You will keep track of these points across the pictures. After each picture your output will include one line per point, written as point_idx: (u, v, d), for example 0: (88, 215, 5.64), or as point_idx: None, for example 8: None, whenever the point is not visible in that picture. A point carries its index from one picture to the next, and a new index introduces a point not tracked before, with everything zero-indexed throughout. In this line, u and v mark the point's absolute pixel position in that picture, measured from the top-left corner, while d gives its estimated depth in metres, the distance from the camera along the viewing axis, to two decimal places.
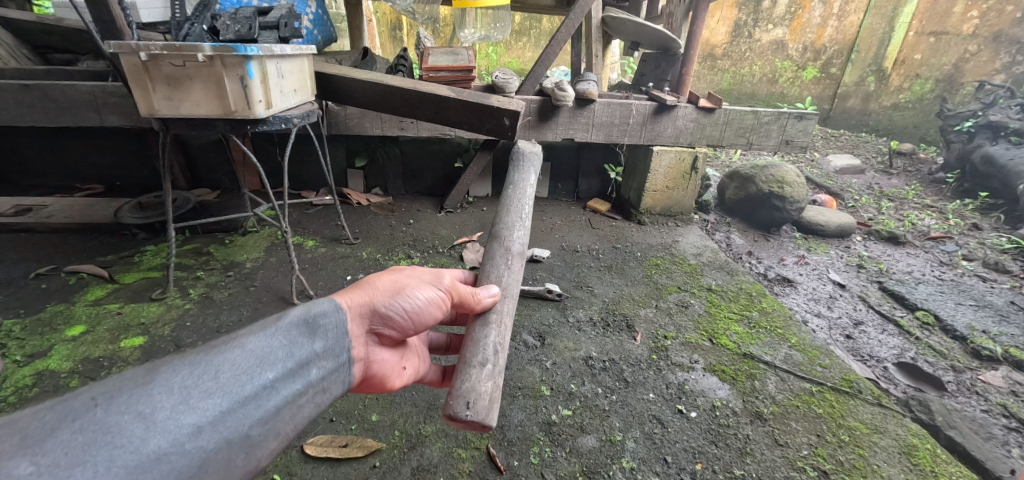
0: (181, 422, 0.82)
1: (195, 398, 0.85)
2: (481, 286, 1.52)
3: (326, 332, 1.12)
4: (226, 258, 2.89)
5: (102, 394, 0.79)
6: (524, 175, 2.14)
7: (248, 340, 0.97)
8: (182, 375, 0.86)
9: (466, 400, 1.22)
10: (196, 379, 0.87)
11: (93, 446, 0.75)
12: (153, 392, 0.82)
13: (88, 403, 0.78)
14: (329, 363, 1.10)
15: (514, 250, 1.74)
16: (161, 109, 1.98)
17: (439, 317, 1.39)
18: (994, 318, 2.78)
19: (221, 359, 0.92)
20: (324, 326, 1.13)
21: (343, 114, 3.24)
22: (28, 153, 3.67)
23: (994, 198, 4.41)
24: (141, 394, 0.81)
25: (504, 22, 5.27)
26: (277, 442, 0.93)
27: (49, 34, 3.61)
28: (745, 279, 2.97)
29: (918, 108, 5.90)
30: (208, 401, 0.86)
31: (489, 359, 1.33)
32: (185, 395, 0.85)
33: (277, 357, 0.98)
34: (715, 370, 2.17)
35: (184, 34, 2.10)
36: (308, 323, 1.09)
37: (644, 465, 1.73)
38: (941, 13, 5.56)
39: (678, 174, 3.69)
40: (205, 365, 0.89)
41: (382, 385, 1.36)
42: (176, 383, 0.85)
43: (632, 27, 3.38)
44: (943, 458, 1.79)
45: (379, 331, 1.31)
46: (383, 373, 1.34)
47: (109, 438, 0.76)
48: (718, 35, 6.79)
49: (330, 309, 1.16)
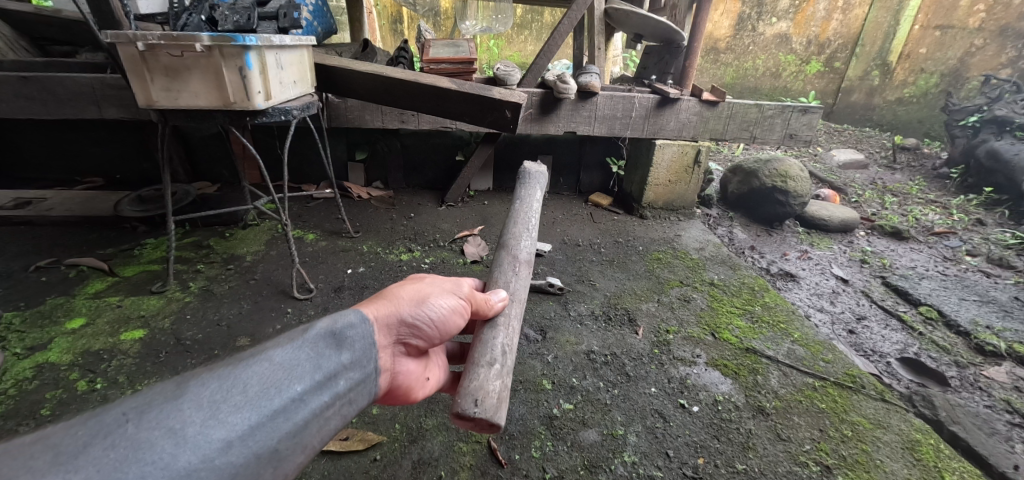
0: (211, 437, 0.81)
1: (225, 412, 0.84)
2: (489, 290, 1.51)
3: (353, 344, 1.10)
4: (227, 251, 2.88)
5: (132, 409, 0.79)
6: (531, 190, 2.13)
7: (276, 353, 0.97)
8: (211, 389, 0.86)
9: (474, 398, 1.20)
10: (224, 395, 0.86)
11: (125, 462, 0.74)
12: (183, 407, 0.82)
13: (119, 418, 0.78)
14: (356, 374, 1.08)
15: (522, 258, 1.74)
16: (164, 101, 1.96)
17: (460, 326, 1.37)
18: (998, 313, 2.76)
19: (249, 373, 0.91)
20: (351, 337, 1.10)
21: (343, 106, 3.21)
22: (27, 146, 3.66)
23: (999, 194, 4.37)
24: (171, 409, 0.81)
25: (506, 13, 5.25)
26: (304, 456, 0.93)
27: (47, 25, 3.58)
28: (748, 274, 2.95)
29: (923, 103, 5.89)
30: (237, 415, 0.85)
31: (497, 359, 1.32)
32: (214, 409, 0.84)
33: (305, 372, 0.97)
34: (718, 365, 2.16)
35: (181, 24, 2.06)
36: (335, 335, 1.07)
37: (646, 459, 1.72)
38: (947, 6, 5.50)
39: (681, 167, 3.63)
40: (233, 379, 0.89)
41: (406, 397, 1.34)
42: (205, 397, 0.84)
43: (636, 18, 3.31)
44: (946, 454, 1.78)
45: (406, 341, 1.28)
46: (408, 385, 1.31)
47: (141, 454, 0.75)
48: (722, 28, 6.59)
49: (358, 321, 1.14)
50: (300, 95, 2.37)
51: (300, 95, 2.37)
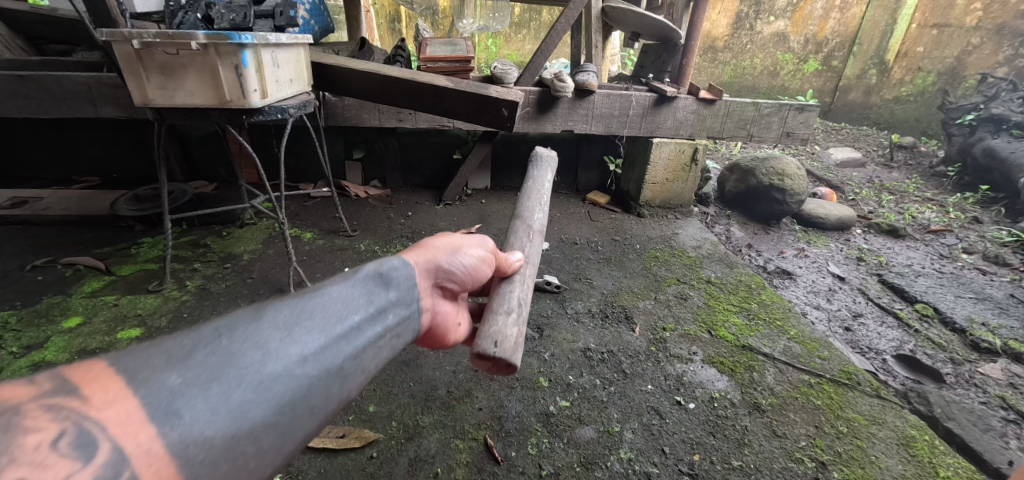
0: (289, 352, 0.81)
1: (299, 332, 0.85)
2: (506, 253, 1.60)
3: (399, 284, 1.11)
4: (224, 250, 2.88)
5: (223, 326, 0.80)
6: (541, 171, 2.17)
7: (334, 287, 0.98)
8: (285, 313, 0.87)
9: (494, 340, 1.26)
10: (295, 318, 0.87)
11: (222, 367, 0.74)
12: (263, 326, 0.83)
13: (214, 333, 0.79)
14: (404, 311, 1.08)
15: (535, 228, 1.80)
16: (156, 98, 1.96)
17: (487, 276, 1.41)
18: (994, 310, 2.77)
19: (315, 301, 0.92)
20: (398, 278, 1.11)
21: (340, 105, 3.21)
22: (24, 145, 3.65)
23: (995, 192, 4.39)
24: (254, 327, 0.82)
25: (504, 12, 5.23)
26: (364, 378, 0.92)
27: (43, 24, 3.58)
28: (745, 272, 2.95)
29: (920, 102, 5.87)
30: (309, 335, 0.86)
31: (514, 309, 1.39)
32: (289, 329, 0.85)
33: (358, 305, 0.97)
34: (714, 362, 2.17)
35: (177, 23, 2.06)
36: (382, 276, 1.08)
37: (643, 456, 1.73)
38: (944, 5, 5.51)
39: (679, 166, 3.64)
40: (302, 306, 0.90)
41: (441, 340, 1.32)
42: (281, 319, 0.85)
43: (633, 17, 3.32)
44: (941, 450, 1.78)
45: (442, 285, 1.29)
46: (446, 327, 1.30)
47: (234, 361, 0.76)
48: (720, 27, 6.71)
49: (401, 264, 1.15)
50: (295, 93, 2.37)
51: (295, 92, 2.37)
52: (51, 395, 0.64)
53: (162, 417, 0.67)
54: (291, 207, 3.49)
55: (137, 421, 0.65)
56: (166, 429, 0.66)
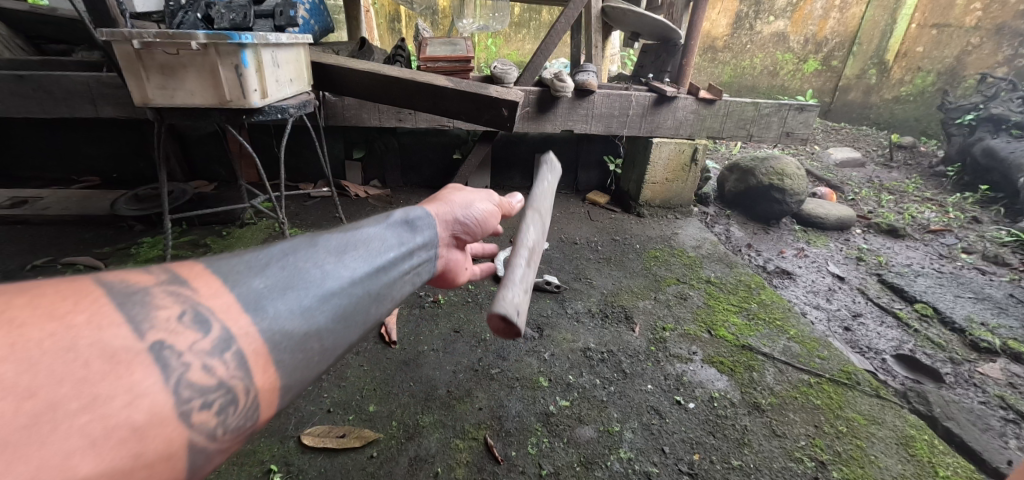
0: (342, 273, 0.95)
1: (348, 259, 0.99)
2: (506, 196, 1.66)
3: (422, 231, 1.26)
4: (224, 250, 2.88)
5: (289, 247, 0.92)
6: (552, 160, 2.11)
7: (370, 227, 1.12)
8: (335, 243, 1.00)
9: (515, 310, 1.15)
10: (344, 248, 1.01)
11: (295, 278, 0.87)
12: (320, 251, 0.96)
13: (282, 252, 0.90)
14: (424, 254, 1.24)
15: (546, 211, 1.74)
16: (156, 98, 1.96)
17: (493, 228, 1.54)
18: (993, 310, 2.78)
19: (357, 237, 1.06)
20: (419, 225, 1.26)
21: (340, 105, 3.21)
22: (23, 145, 3.65)
23: (994, 192, 4.39)
24: (313, 251, 0.94)
25: (504, 11, 5.24)
26: (393, 305, 1.08)
27: (43, 24, 3.58)
28: (745, 272, 2.95)
29: (920, 101, 5.86)
30: (355, 263, 1.00)
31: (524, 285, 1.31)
32: (340, 256, 0.98)
33: (390, 244, 1.12)
34: (714, 362, 2.17)
35: (178, 23, 2.07)
36: (407, 223, 1.23)
37: (643, 455, 1.73)
38: (944, 5, 5.51)
39: (678, 166, 3.66)
40: (347, 239, 1.03)
41: (456, 281, 1.49)
42: (333, 248, 0.99)
43: (633, 17, 3.32)
44: (940, 450, 1.79)
45: (455, 236, 1.43)
46: (459, 271, 1.45)
47: (304, 275, 0.89)
48: (719, 27, 6.77)
49: (421, 215, 1.29)
50: (295, 92, 2.37)
51: (295, 92, 2.37)
52: (171, 284, 0.75)
53: (253, 309, 0.79)
54: (291, 207, 3.49)
55: (236, 310, 0.77)
56: (259, 318, 0.78)
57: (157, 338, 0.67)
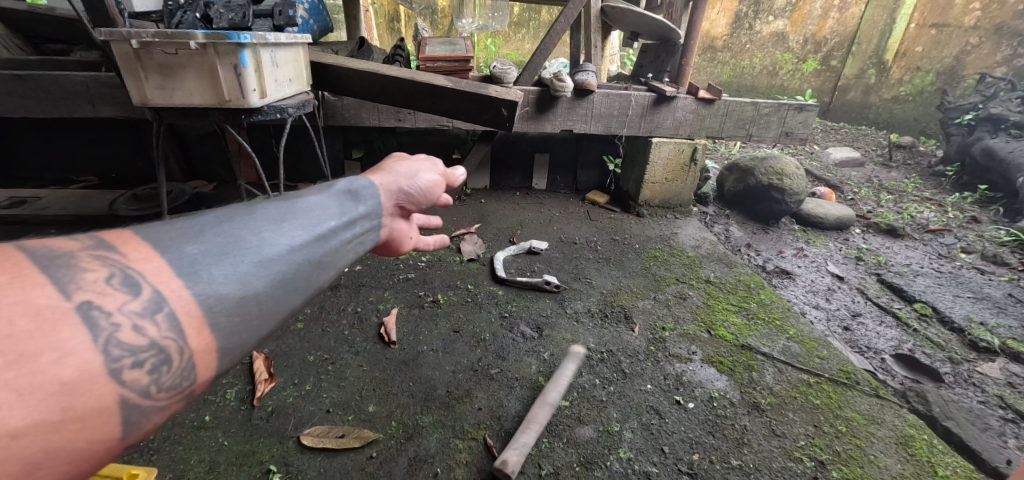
0: (279, 242, 0.91)
1: (286, 227, 0.95)
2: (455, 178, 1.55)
3: (371, 200, 1.19)
4: None
5: (223, 215, 0.90)
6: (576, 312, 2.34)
7: (313, 196, 1.07)
8: (273, 211, 0.96)
9: None
10: (280, 215, 0.96)
11: (227, 247, 0.85)
12: (256, 218, 0.92)
13: (215, 220, 0.88)
14: (375, 224, 1.18)
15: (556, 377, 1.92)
16: (155, 99, 1.95)
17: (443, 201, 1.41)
18: (992, 309, 2.78)
19: (299, 205, 1.02)
20: (367, 195, 1.19)
21: (339, 104, 3.21)
22: (21, 145, 3.64)
23: (993, 191, 4.40)
24: (248, 219, 0.91)
25: (503, 11, 5.23)
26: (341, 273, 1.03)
27: (40, 24, 3.57)
28: (744, 271, 2.96)
29: (919, 101, 5.86)
30: (293, 230, 0.96)
31: None
32: (277, 224, 0.94)
33: (334, 213, 1.07)
34: (713, 361, 2.17)
35: (176, 22, 2.06)
36: (352, 192, 1.16)
37: (642, 455, 1.73)
38: (943, 5, 5.51)
39: (678, 165, 3.67)
40: (286, 207, 0.99)
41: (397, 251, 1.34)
42: (270, 215, 0.95)
43: (632, 17, 3.31)
44: (940, 449, 1.79)
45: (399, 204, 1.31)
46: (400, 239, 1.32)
47: (236, 244, 0.86)
48: (719, 26, 6.80)
49: (367, 185, 1.21)
50: (294, 93, 2.37)
51: (294, 92, 2.36)
52: (97, 249, 0.75)
53: (185, 274, 0.78)
54: None
55: (169, 274, 0.76)
56: (190, 283, 0.77)
57: (85, 299, 0.68)
